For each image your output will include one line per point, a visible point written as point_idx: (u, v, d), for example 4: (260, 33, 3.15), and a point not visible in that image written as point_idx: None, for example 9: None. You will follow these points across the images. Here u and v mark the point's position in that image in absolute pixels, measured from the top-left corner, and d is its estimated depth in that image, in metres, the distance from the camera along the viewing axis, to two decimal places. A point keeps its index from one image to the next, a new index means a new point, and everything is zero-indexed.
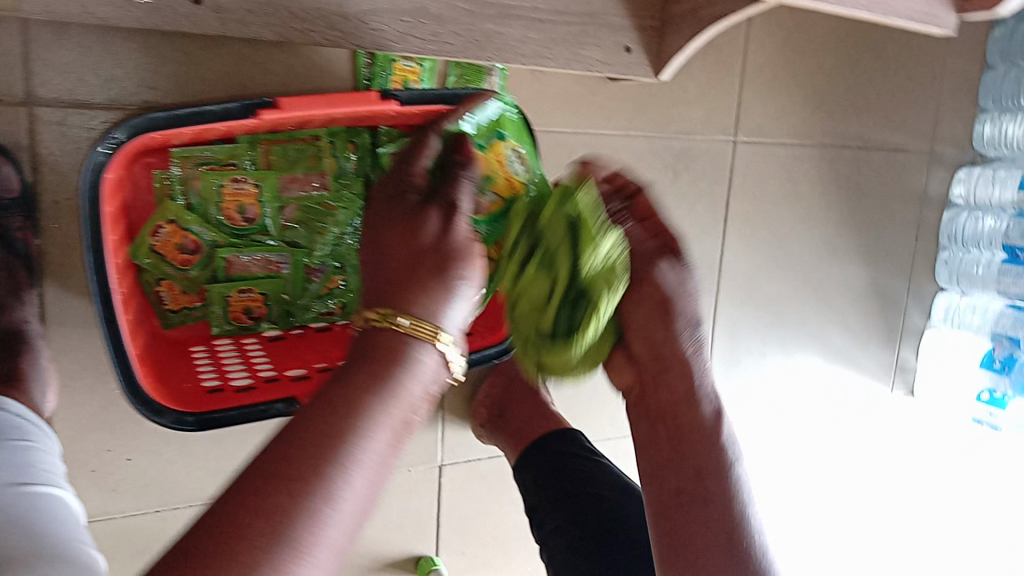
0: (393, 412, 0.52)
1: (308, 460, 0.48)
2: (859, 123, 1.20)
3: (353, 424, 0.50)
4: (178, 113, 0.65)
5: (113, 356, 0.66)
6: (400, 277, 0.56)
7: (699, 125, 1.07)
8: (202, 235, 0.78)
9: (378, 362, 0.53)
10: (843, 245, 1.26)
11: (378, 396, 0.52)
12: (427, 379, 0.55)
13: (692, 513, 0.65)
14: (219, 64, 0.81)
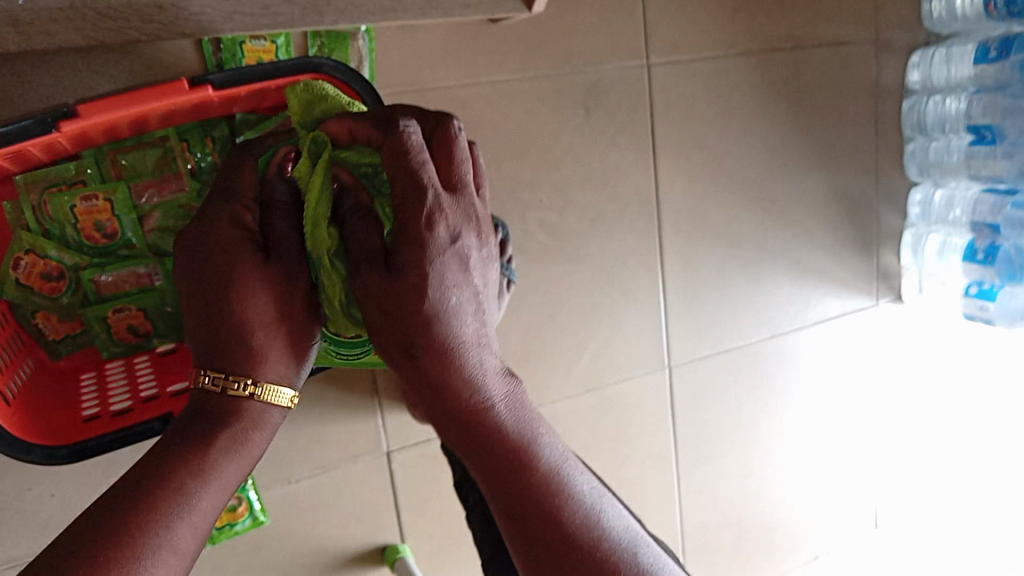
0: (240, 453, 0.57)
1: (151, 510, 0.51)
2: (788, 22, 1.12)
3: (211, 459, 0.55)
4: None
5: None
6: (244, 341, 0.58)
7: (606, 54, 1.00)
8: (64, 260, 0.75)
9: (230, 417, 0.57)
10: (795, 155, 1.18)
11: (219, 452, 0.56)
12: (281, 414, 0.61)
13: (523, 497, 0.55)
14: (53, 80, 0.76)
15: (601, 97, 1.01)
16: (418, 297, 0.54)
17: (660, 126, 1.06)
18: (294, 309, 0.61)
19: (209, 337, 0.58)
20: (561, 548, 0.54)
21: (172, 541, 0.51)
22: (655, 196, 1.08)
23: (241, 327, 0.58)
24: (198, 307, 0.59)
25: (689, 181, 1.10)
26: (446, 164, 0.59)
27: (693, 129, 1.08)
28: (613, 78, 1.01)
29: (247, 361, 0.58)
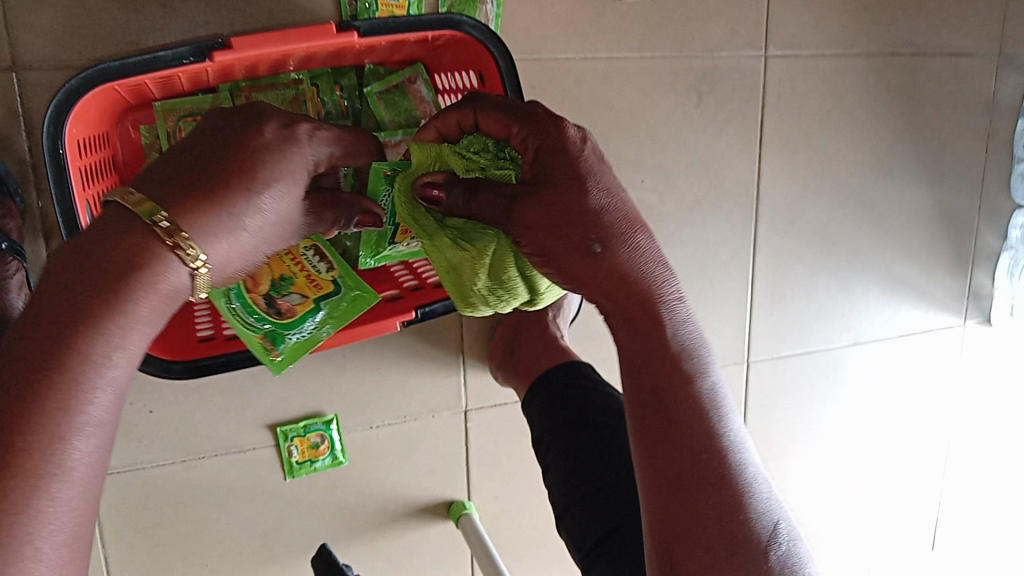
0: (136, 318, 0.47)
1: (49, 390, 0.42)
2: (911, 27, 1.09)
3: (103, 329, 0.45)
4: (130, 62, 0.66)
5: None
6: (199, 191, 0.52)
7: (725, 41, 0.99)
8: None
9: (108, 282, 0.46)
10: (900, 163, 1.16)
11: (114, 312, 0.46)
12: (171, 289, 0.49)
13: (660, 429, 0.58)
14: (197, 14, 0.78)
15: (714, 85, 1.00)
16: (589, 267, 0.58)
17: (770, 119, 1.05)
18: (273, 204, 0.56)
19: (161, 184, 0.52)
20: (686, 471, 0.56)
21: (86, 406, 0.43)
22: (755, 189, 1.07)
23: (190, 175, 0.53)
24: (162, 164, 0.54)
25: (791, 178, 1.09)
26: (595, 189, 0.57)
27: (802, 126, 1.07)
28: (728, 66, 1.00)
29: (191, 207, 0.51)
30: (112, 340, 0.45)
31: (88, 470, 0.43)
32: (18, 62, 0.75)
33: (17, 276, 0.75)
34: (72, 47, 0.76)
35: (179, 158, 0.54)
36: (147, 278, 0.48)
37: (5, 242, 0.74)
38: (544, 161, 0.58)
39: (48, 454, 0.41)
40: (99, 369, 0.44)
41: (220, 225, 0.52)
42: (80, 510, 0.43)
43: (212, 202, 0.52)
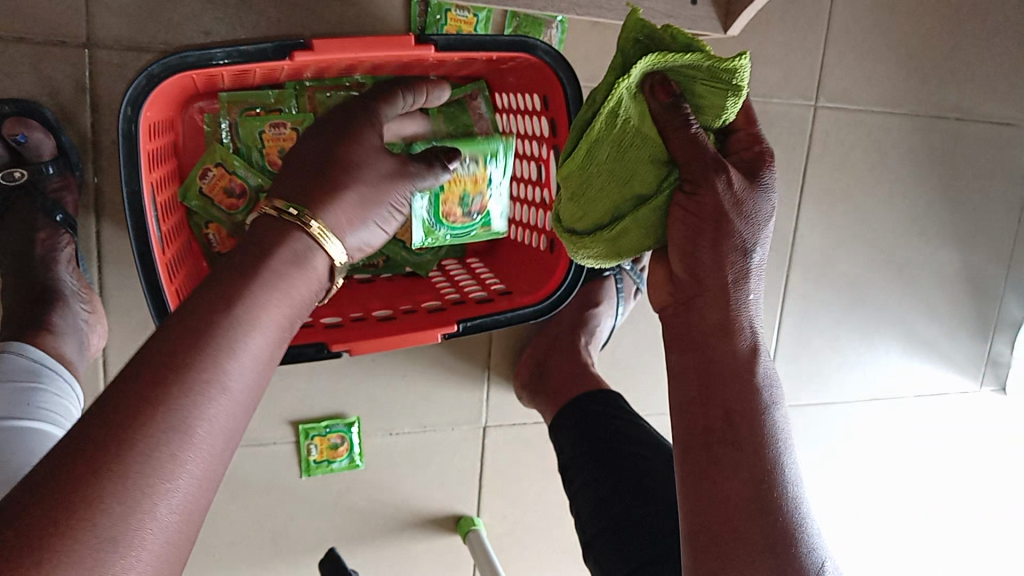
0: (280, 310, 0.46)
1: (190, 363, 0.40)
2: (959, 92, 1.11)
3: (234, 318, 0.43)
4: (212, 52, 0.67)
5: (148, 294, 0.66)
6: (331, 190, 0.54)
7: (778, 88, 1.00)
8: (248, 180, 0.78)
9: (273, 276, 0.47)
10: (934, 224, 1.17)
11: (264, 289, 0.46)
12: (308, 284, 0.50)
13: (720, 462, 0.56)
14: (271, 10, 0.80)
15: (762, 130, 1.01)
16: (720, 262, 0.58)
17: (812, 169, 1.06)
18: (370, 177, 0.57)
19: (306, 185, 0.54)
20: (751, 503, 0.54)
21: (220, 374, 0.41)
22: (791, 235, 1.08)
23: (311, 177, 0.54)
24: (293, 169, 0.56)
25: (827, 229, 1.10)
26: (738, 220, 0.57)
27: (843, 177, 1.08)
28: (779, 113, 1.01)
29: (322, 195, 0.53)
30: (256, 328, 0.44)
31: (213, 442, 0.40)
32: (92, 40, 0.76)
33: (68, 250, 0.76)
34: (145, 31, 0.77)
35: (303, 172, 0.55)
36: (291, 270, 0.48)
37: (60, 214, 0.75)
38: (749, 166, 0.61)
39: (170, 421, 0.38)
40: (234, 344, 0.42)
41: (362, 228, 0.55)
42: (195, 483, 0.38)
43: (353, 190, 0.55)
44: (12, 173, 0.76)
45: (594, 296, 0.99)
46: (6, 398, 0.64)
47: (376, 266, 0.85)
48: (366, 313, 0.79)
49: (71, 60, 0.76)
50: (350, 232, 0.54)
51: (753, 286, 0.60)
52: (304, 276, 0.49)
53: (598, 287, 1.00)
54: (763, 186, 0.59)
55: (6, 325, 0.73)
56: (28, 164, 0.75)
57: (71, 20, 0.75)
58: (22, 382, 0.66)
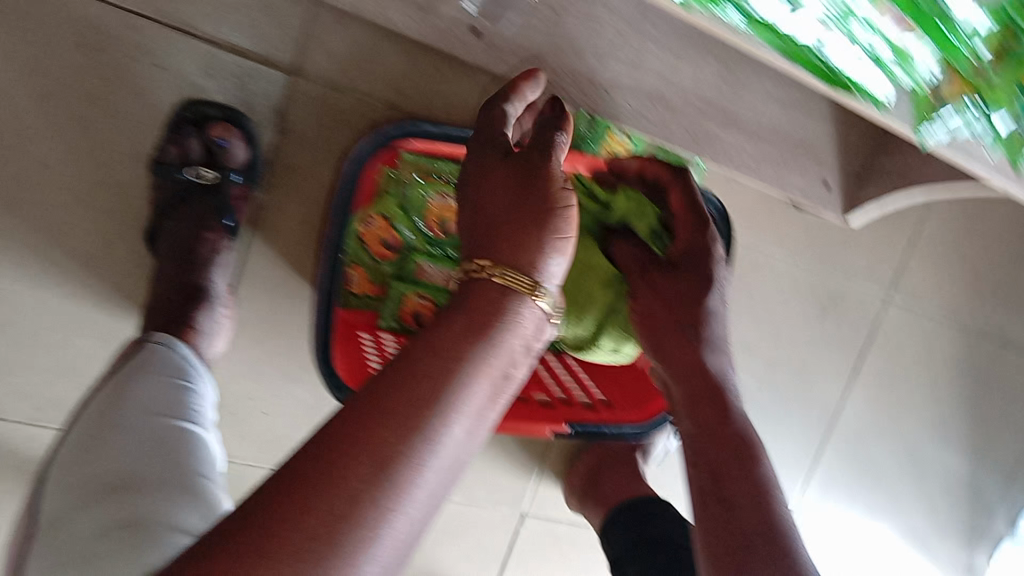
0: (493, 366, 0.41)
1: (406, 416, 0.37)
2: (1005, 319, 1.21)
3: (452, 369, 0.39)
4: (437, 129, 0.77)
5: None
6: (528, 232, 0.46)
7: (861, 273, 1.09)
8: (405, 237, 0.83)
9: (476, 334, 0.41)
10: (952, 431, 1.25)
11: (480, 338, 0.41)
12: (528, 335, 0.43)
13: (721, 508, 0.56)
14: (462, 88, 0.86)
15: (839, 306, 1.09)
16: (681, 342, 0.66)
17: (869, 353, 1.14)
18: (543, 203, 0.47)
19: (502, 224, 0.46)
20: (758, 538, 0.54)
21: (430, 432, 0.37)
22: (835, 407, 1.15)
23: (496, 220, 0.47)
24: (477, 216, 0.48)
25: (865, 410, 1.17)
26: (694, 289, 0.66)
27: (891, 367, 1.16)
28: (856, 295, 1.10)
29: (519, 234, 0.45)
30: (468, 383, 0.39)
31: (419, 507, 0.37)
32: (300, 71, 0.81)
33: (225, 256, 0.81)
34: (349, 77, 0.83)
35: (485, 213, 0.48)
36: (487, 331, 0.41)
37: (230, 219, 0.81)
38: (701, 242, 0.67)
39: (375, 483, 0.35)
40: (451, 400, 0.38)
41: (548, 258, 0.46)
42: (395, 549, 0.36)
43: (535, 231, 0.46)
44: (200, 173, 0.80)
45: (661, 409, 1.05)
46: (174, 395, 0.64)
47: None
48: None
49: (277, 84, 0.81)
50: (541, 269, 0.45)
51: (714, 356, 0.66)
52: (520, 325, 0.43)
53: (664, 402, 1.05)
54: (715, 259, 0.67)
55: (155, 313, 0.75)
56: (218, 167, 0.80)
57: (288, 49, 0.80)
58: (178, 379, 0.67)
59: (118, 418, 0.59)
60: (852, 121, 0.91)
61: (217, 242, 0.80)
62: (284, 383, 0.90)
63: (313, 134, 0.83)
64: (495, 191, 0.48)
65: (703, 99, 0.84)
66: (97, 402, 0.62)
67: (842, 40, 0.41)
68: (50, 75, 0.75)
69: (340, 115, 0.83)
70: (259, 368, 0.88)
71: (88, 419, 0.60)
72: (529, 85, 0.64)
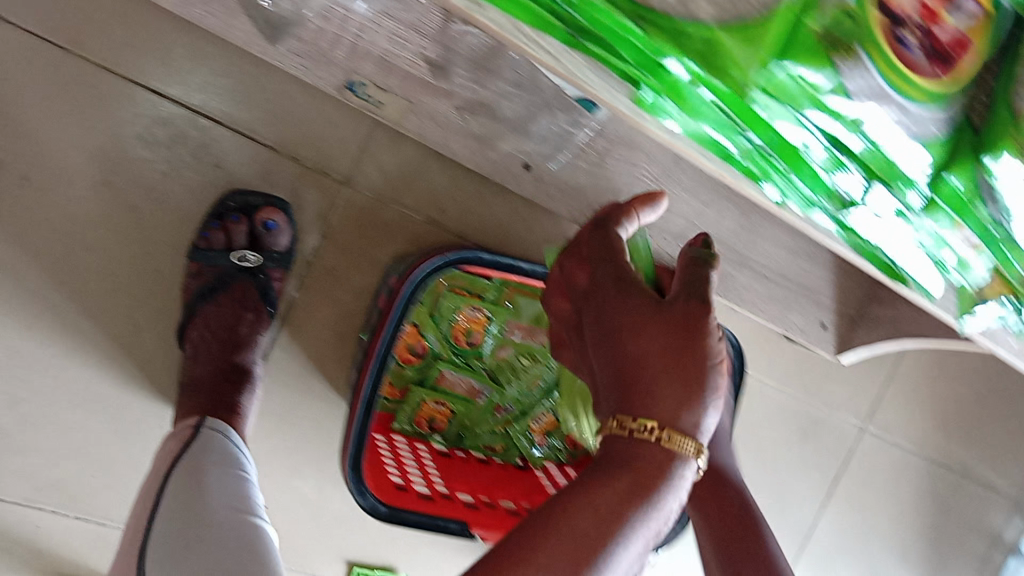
0: (649, 527, 0.39)
1: None
2: (966, 453, 1.29)
3: (596, 549, 0.37)
4: (488, 256, 0.78)
5: (354, 444, 0.74)
6: (686, 394, 0.40)
7: (840, 403, 1.16)
8: (432, 344, 0.85)
9: (634, 497, 0.38)
10: (913, 555, 1.30)
11: (635, 509, 0.38)
12: (678, 492, 0.40)
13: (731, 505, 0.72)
14: (497, 210, 0.91)
15: (817, 434, 1.16)
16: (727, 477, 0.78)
17: (845, 480, 1.19)
18: (695, 358, 0.40)
19: (657, 383, 0.40)
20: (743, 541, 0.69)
21: None
22: (808, 527, 1.19)
23: (645, 369, 0.40)
24: (614, 361, 0.42)
25: (836, 533, 1.21)
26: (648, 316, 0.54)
27: (863, 494, 1.21)
28: (834, 424, 1.16)
29: (675, 387, 0.40)
30: (621, 549, 0.37)
31: None
32: (351, 181, 0.86)
33: (261, 338, 0.84)
34: (395, 190, 0.87)
35: (630, 356, 0.41)
36: (643, 496, 0.38)
37: (270, 297, 0.84)
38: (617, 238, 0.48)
39: None
40: None
41: (703, 414, 0.40)
42: None
43: (691, 386, 0.40)
44: (243, 256, 0.83)
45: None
46: (233, 488, 0.70)
47: (493, 450, 0.92)
48: (474, 497, 0.83)
49: (326, 190, 0.85)
50: (700, 426, 0.40)
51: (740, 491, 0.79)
52: (674, 485, 0.40)
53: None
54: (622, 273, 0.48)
55: (195, 394, 0.79)
56: (261, 250, 0.83)
57: (341, 161, 0.85)
58: (233, 466, 0.72)
59: (201, 523, 0.65)
60: (850, 270, 0.98)
61: (256, 322, 0.83)
62: (288, 480, 0.90)
63: (354, 240, 0.87)
64: (633, 328, 0.42)
65: (719, 242, 0.91)
66: (167, 510, 0.66)
67: (904, 234, 0.46)
68: (116, 168, 0.78)
69: (381, 226, 0.88)
70: (267, 464, 0.88)
71: (166, 526, 0.65)
72: (644, 208, 0.51)
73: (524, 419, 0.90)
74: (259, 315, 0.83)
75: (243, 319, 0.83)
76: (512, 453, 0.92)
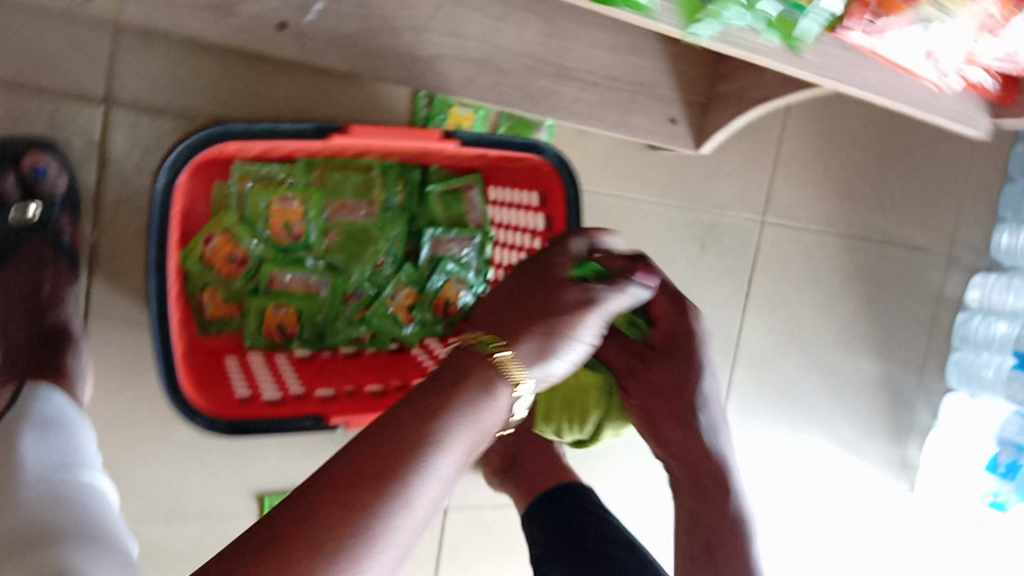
0: (476, 424, 0.50)
1: (398, 473, 0.45)
2: (883, 218, 1.24)
3: (430, 434, 0.47)
4: (256, 125, 0.68)
5: (162, 361, 0.67)
6: (530, 322, 0.56)
7: (732, 201, 1.11)
8: (251, 248, 0.80)
9: (471, 387, 0.51)
10: (857, 335, 1.28)
11: (457, 410, 0.49)
12: (501, 407, 0.52)
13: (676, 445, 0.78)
14: (288, 89, 0.84)
15: (717, 238, 1.11)
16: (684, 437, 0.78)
17: (759, 278, 1.15)
18: (551, 309, 0.57)
19: (512, 313, 0.57)
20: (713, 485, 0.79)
21: (411, 495, 0.45)
22: (736, 335, 1.16)
23: (507, 315, 0.56)
24: (500, 291, 0.59)
25: (767, 332, 1.18)
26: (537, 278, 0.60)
27: (784, 287, 1.18)
28: (731, 225, 1.11)
29: (521, 326, 0.55)
30: (435, 451, 0.47)
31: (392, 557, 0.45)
32: (112, 98, 0.78)
33: (71, 291, 0.78)
34: (165, 95, 0.80)
35: (505, 301, 0.58)
36: (480, 396, 0.51)
37: (66, 245, 0.77)
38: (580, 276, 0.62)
39: (358, 528, 0.43)
40: (429, 465, 0.46)
41: (544, 352, 0.55)
42: None
43: (539, 326, 0.55)
44: (21, 209, 0.77)
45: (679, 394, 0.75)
46: (50, 449, 0.64)
47: (362, 341, 0.86)
48: (335, 390, 0.79)
49: (86, 116, 0.77)
50: (535, 363, 0.55)
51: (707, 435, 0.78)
52: (497, 399, 0.51)
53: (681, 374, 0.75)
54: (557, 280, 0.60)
55: (9, 363, 0.74)
56: (39, 197, 0.76)
57: (93, 80, 0.77)
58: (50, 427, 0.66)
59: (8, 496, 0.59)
60: (684, 53, 0.91)
61: (57, 276, 0.77)
62: (159, 429, 0.84)
63: (137, 160, 0.80)
64: (525, 286, 0.59)
65: (528, 57, 0.83)
66: None
67: None
68: None
69: (162, 139, 0.80)
70: (125, 419, 0.83)
71: None
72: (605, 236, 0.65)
73: (380, 300, 0.86)
74: (57, 268, 0.76)
75: (43, 277, 0.76)
76: (381, 338, 0.86)
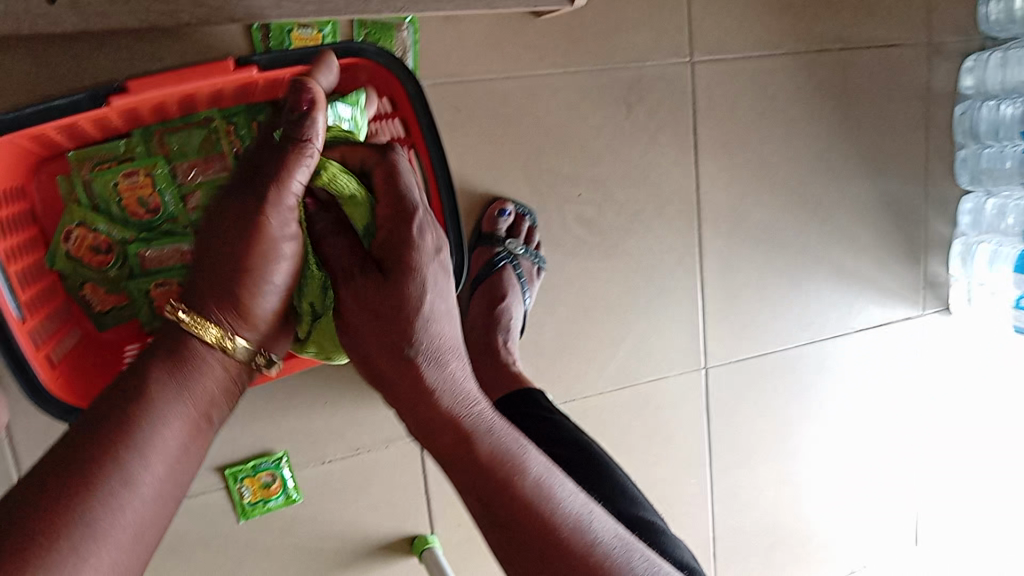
0: (192, 399, 0.52)
1: (114, 457, 0.47)
2: (837, 23, 1.10)
3: (143, 417, 0.49)
4: (29, 111, 0.64)
5: (14, 368, 0.66)
6: (240, 281, 0.53)
7: (649, 50, 1.00)
8: (111, 234, 0.76)
9: (185, 366, 0.52)
10: (840, 159, 1.16)
11: (171, 388, 0.51)
12: (222, 377, 0.55)
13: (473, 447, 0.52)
14: (108, 60, 0.77)
15: (642, 95, 1.01)
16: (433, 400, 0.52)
17: (702, 125, 1.05)
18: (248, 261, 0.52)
19: (212, 279, 0.53)
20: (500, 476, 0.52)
21: (127, 478, 0.47)
22: (693, 193, 1.07)
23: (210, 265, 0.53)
24: (200, 240, 0.53)
25: (728, 183, 1.09)
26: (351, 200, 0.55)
27: (736, 128, 1.07)
28: (655, 76, 1.01)
29: (220, 292, 0.53)
30: (148, 431, 0.49)
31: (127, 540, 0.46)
32: None
33: None
34: None
35: (203, 249, 0.53)
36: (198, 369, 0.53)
37: None
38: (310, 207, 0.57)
39: (84, 511, 0.44)
40: (143, 447, 0.48)
41: (257, 302, 0.54)
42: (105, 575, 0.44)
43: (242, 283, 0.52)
44: None
45: (424, 334, 0.51)
46: None
47: None
48: None
49: None
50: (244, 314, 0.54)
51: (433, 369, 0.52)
52: (208, 369, 0.53)
53: (419, 297, 0.51)
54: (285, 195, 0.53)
55: None
56: None
57: None
58: None
59: None
60: None
61: None
62: None
63: None
64: (220, 222, 0.52)
65: None
66: None
67: None
68: None
69: None
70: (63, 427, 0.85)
71: None
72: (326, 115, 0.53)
73: None
74: None
75: None
76: None
